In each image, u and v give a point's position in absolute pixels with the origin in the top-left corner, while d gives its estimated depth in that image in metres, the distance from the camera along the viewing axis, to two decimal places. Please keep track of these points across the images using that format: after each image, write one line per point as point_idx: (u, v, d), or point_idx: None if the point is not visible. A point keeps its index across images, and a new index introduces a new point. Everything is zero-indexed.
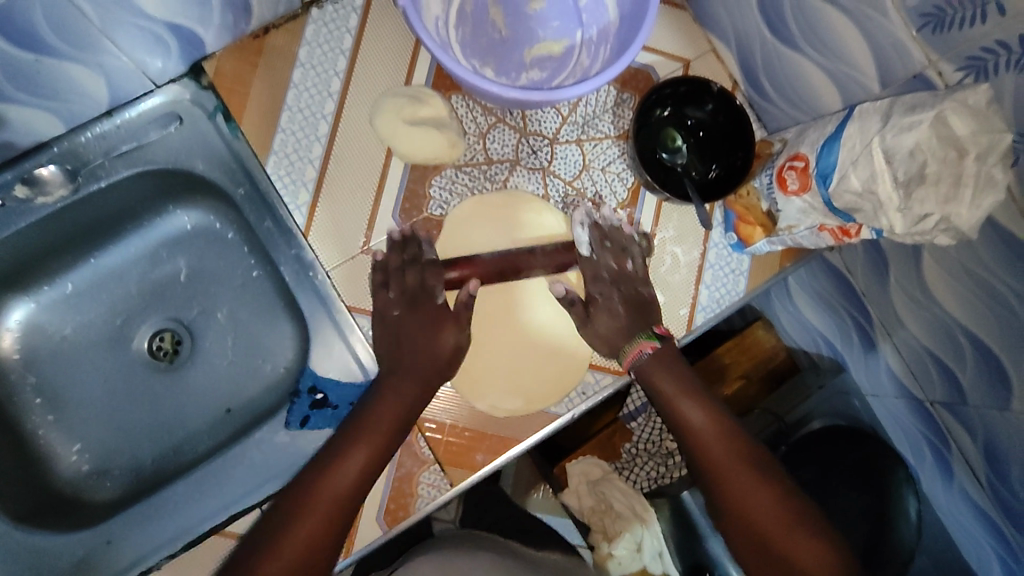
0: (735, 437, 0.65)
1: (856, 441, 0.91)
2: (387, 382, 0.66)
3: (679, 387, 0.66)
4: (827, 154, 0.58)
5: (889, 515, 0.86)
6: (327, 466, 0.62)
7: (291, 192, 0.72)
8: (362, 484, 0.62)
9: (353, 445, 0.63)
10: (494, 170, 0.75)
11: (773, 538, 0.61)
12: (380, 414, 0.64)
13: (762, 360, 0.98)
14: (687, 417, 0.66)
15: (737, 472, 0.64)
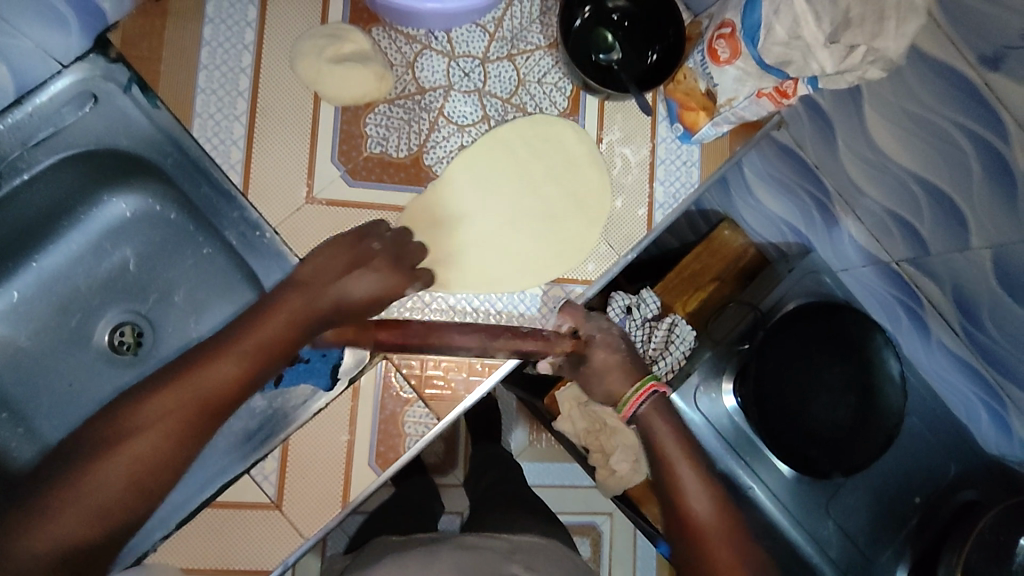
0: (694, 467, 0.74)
1: (827, 314, 0.86)
2: (232, 350, 0.64)
3: (667, 425, 0.75)
4: (752, 11, 0.57)
5: (874, 382, 0.83)
6: (171, 393, 0.62)
7: (223, 154, 0.70)
8: (181, 419, 0.61)
9: (165, 391, 0.62)
10: (429, 98, 0.73)
11: (701, 530, 0.72)
12: (210, 379, 0.63)
13: (732, 260, 0.95)
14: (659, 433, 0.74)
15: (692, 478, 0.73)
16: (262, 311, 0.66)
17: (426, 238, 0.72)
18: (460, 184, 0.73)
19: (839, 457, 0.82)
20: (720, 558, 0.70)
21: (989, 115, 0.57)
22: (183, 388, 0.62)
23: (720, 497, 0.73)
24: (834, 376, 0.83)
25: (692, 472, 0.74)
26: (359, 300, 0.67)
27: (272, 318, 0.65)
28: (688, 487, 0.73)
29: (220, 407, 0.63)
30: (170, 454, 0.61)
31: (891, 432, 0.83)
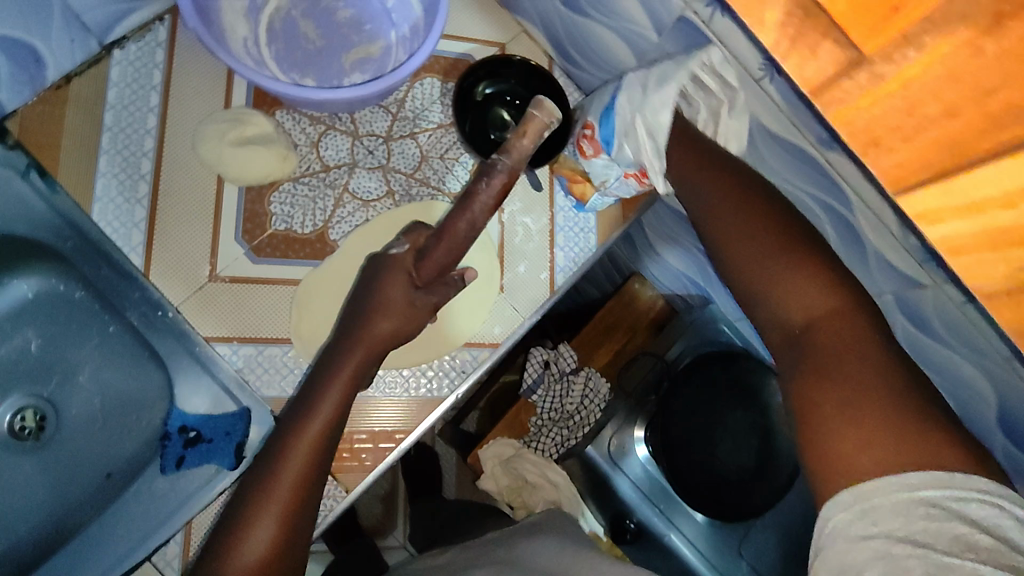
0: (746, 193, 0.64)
1: (725, 363, 0.90)
2: (319, 406, 0.64)
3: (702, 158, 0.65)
4: (608, 122, 0.67)
5: (772, 425, 0.87)
6: (287, 454, 0.62)
7: (124, 237, 0.70)
8: (312, 471, 0.62)
9: (280, 453, 0.63)
10: (334, 175, 0.76)
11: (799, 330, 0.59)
12: (307, 430, 0.63)
13: (644, 312, 0.98)
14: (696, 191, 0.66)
15: (739, 238, 0.64)
16: (298, 415, 0.64)
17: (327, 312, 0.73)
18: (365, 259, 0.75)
19: (747, 498, 0.87)
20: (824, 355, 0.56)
21: (831, 186, 0.61)
22: (291, 446, 0.62)
23: (786, 242, 0.62)
24: (736, 421, 0.88)
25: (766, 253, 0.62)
26: (391, 301, 0.64)
27: (338, 371, 0.65)
28: (764, 260, 0.62)
29: (326, 460, 0.63)
30: (284, 545, 0.60)
31: (792, 470, 0.87)
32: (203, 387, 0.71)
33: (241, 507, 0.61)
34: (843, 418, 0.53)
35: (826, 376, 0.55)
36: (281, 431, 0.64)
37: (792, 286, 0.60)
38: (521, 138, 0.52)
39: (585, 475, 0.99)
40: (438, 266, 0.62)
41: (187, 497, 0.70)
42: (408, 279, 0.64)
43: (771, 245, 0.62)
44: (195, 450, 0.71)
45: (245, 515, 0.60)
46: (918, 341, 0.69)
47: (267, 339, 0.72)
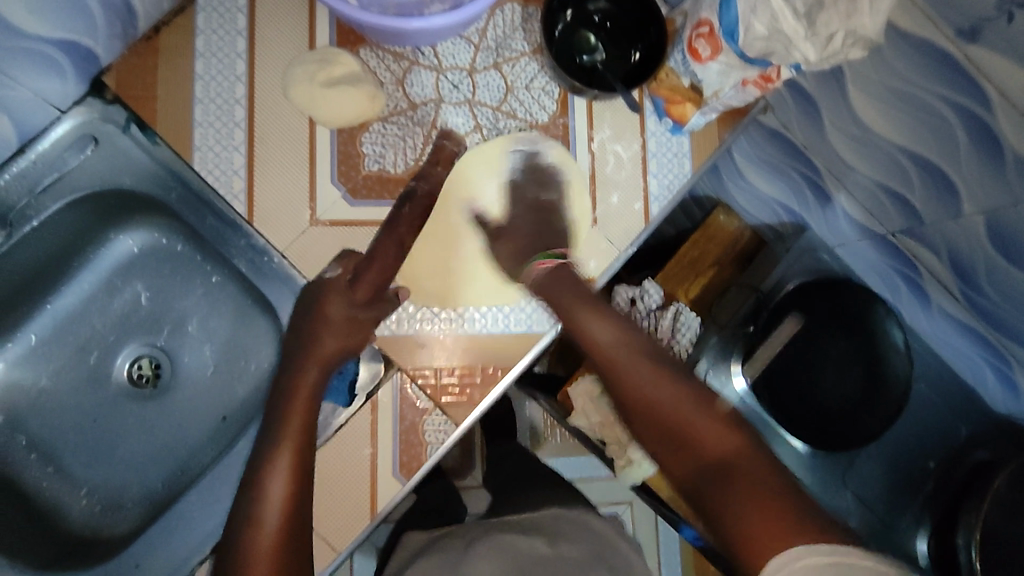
0: (640, 340, 0.65)
1: (829, 291, 0.87)
2: (299, 385, 0.67)
3: (577, 302, 0.67)
4: (728, 11, 0.59)
5: (879, 351, 0.86)
6: (270, 450, 0.63)
7: (225, 184, 0.72)
8: (303, 453, 0.63)
9: (272, 444, 0.64)
10: (422, 113, 0.75)
11: (688, 435, 0.57)
12: (291, 416, 0.65)
13: (727, 246, 0.93)
14: (590, 331, 0.65)
15: (627, 359, 0.63)
16: (281, 404, 0.67)
17: (427, 254, 0.74)
18: (445, 209, 0.75)
19: (856, 429, 0.84)
20: (694, 424, 0.57)
21: (969, 84, 0.58)
22: (281, 435, 0.64)
23: (650, 356, 0.63)
24: (840, 351, 0.86)
25: (660, 381, 0.61)
26: (331, 319, 0.68)
27: (317, 346, 0.68)
28: (639, 374, 0.61)
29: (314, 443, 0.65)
30: (292, 519, 0.60)
31: (902, 399, 0.85)
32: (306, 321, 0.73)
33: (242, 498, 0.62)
34: (750, 507, 0.51)
35: (733, 471, 0.54)
36: (264, 433, 0.65)
37: (677, 445, 0.58)
38: (437, 165, 0.73)
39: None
40: (372, 283, 0.70)
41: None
42: (346, 296, 0.69)
43: (649, 364, 0.62)
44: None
45: (247, 507, 0.60)
46: None
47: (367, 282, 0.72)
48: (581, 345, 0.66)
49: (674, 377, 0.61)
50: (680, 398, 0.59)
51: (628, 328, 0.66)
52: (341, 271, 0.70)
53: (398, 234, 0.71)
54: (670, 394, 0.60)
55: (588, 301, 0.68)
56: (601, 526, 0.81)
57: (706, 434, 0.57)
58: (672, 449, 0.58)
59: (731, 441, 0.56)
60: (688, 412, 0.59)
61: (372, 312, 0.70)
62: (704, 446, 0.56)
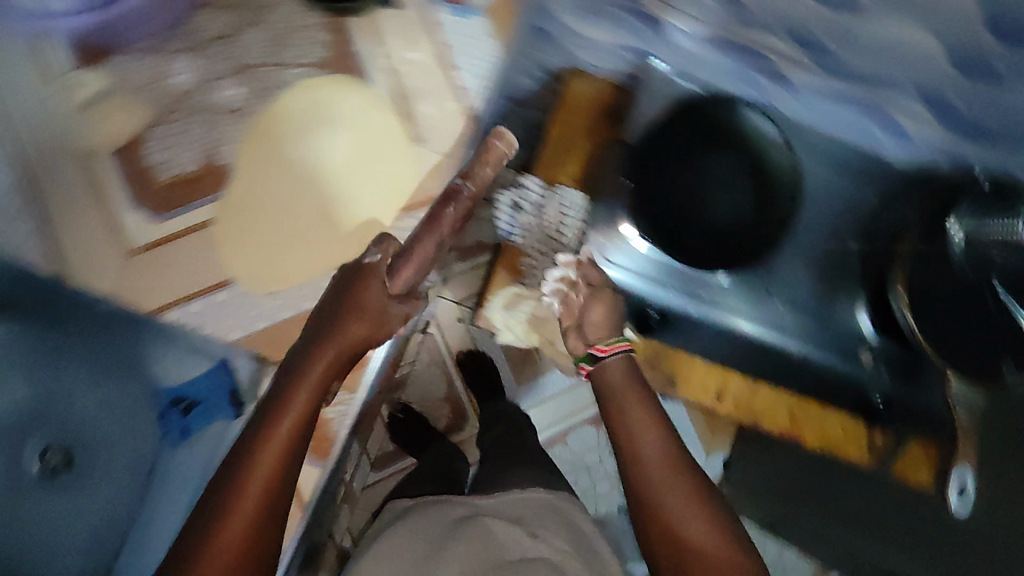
0: (679, 457, 0.81)
1: (696, 114, 0.83)
2: (301, 387, 0.76)
3: (627, 388, 0.84)
4: None
5: (762, 157, 0.84)
6: (256, 459, 0.71)
7: (23, 243, 0.83)
8: (275, 474, 0.72)
9: (258, 447, 0.72)
10: (195, 99, 0.87)
11: (674, 525, 0.77)
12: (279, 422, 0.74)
13: (592, 108, 0.93)
14: (629, 429, 0.82)
15: (663, 479, 0.79)
16: (273, 406, 0.74)
17: (243, 240, 0.87)
18: (242, 209, 0.87)
19: (752, 241, 0.85)
20: (693, 533, 0.77)
21: None
22: (265, 445, 0.72)
23: (676, 465, 0.80)
24: (721, 169, 0.84)
25: (657, 455, 0.81)
26: (369, 306, 0.79)
27: (293, 398, 0.75)
28: (670, 495, 0.78)
29: (295, 458, 0.74)
30: (252, 541, 0.69)
31: (793, 194, 0.84)
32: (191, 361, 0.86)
33: (211, 510, 0.70)
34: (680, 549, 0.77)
35: (698, 563, 0.76)
36: (239, 443, 0.73)
37: (659, 491, 0.79)
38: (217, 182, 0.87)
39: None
40: (414, 275, 0.80)
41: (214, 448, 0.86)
42: (382, 287, 0.80)
43: (678, 479, 0.79)
44: (194, 414, 0.85)
45: (218, 518, 0.69)
46: None
47: (207, 288, 0.87)
48: (626, 449, 0.83)
49: (685, 478, 0.80)
50: (725, 545, 0.76)
51: (672, 437, 0.83)
52: (381, 257, 0.81)
53: (439, 232, 0.79)
54: (652, 442, 0.82)
55: (631, 380, 0.85)
56: (581, 522, 1.03)
57: (694, 539, 0.76)
58: (674, 553, 0.77)
59: (705, 536, 0.76)
60: (672, 502, 0.78)
61: (404, 309, 0.82)
62: (687, 538, 0.77)
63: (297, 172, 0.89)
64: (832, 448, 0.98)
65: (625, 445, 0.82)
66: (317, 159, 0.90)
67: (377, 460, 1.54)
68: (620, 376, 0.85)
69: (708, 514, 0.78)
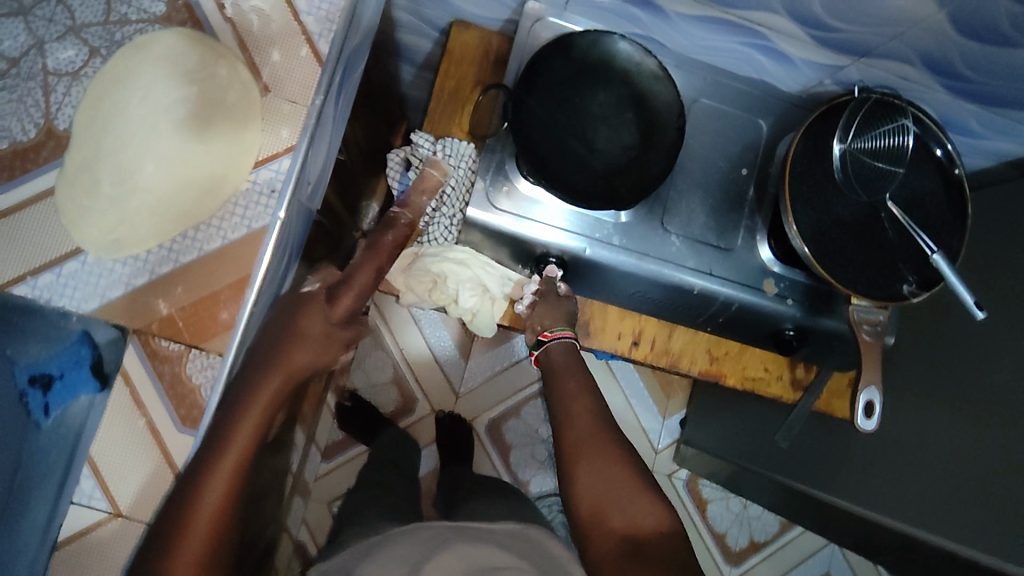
0: (608, 433, 0.82)
1: (564, 53, 0.81)
2: (226, 450, 0.67)
3: (567, 365, 0.88)
4: None
5: (637, 88, 0.82)
6: (202, 501, 0.64)
7: None
8: (210, 548, 0.64)
9: (208, 477, 0.65)
10: (26, 66, 0.70)
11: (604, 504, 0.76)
12: (202, 504, 0.64)
13: (479, 59, 0.93)
14: (559, 398, 0.86)
15: (592, 449, 0.80)
16: (221, 432, 0.68)
17: (88, 205, 0.70)
18: (81, 181, 0.70)
19: (643, 173, 0.81)
20: (614, 500, 0.76)
21: None
22: (186, 527, 0.63)
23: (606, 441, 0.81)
24: (601, 105, 0.82)
25: (610, 468, 0.78)
26: (311, 329, 0.76)
27: (236, 433, 0.67)
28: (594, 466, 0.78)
29: (224, 534, 0.65)
30: None
31: (681, 124, 0.81)
32: (41, 324, 0.70)
33: (161, 547, 0.63)
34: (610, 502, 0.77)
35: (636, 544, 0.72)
36: (183, 488, 0.66)
37: (585, 462, 0.79)
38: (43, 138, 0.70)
39: (506, 241, 0.86)
40: (349, 306, 0.81)
41: (78, 427, 0.71)
42: (325, 312, 0.78)
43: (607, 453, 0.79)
44: (56, 391, 0.71)
45: None
46: None
47: (59, 258, 0.70)
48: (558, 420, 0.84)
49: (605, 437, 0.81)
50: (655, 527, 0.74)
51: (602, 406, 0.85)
52: (320, 284, 0.81)
53: (377, 261, 0.84)
54: (574, 391, 0.86)
55: (573, 368, 0.88)
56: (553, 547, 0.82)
57: (628, 518, 0.75)
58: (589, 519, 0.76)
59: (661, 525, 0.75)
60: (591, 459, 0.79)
61: (348, 333, 0.80)
62: (613, 521, 0.75)
63: (128, 124, 0.71)
64: (754, 386, 0.97)
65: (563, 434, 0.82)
66: (157, 106, 0.72)
67: (326, 450, 1.49)
68: (565, 361, 0.88)
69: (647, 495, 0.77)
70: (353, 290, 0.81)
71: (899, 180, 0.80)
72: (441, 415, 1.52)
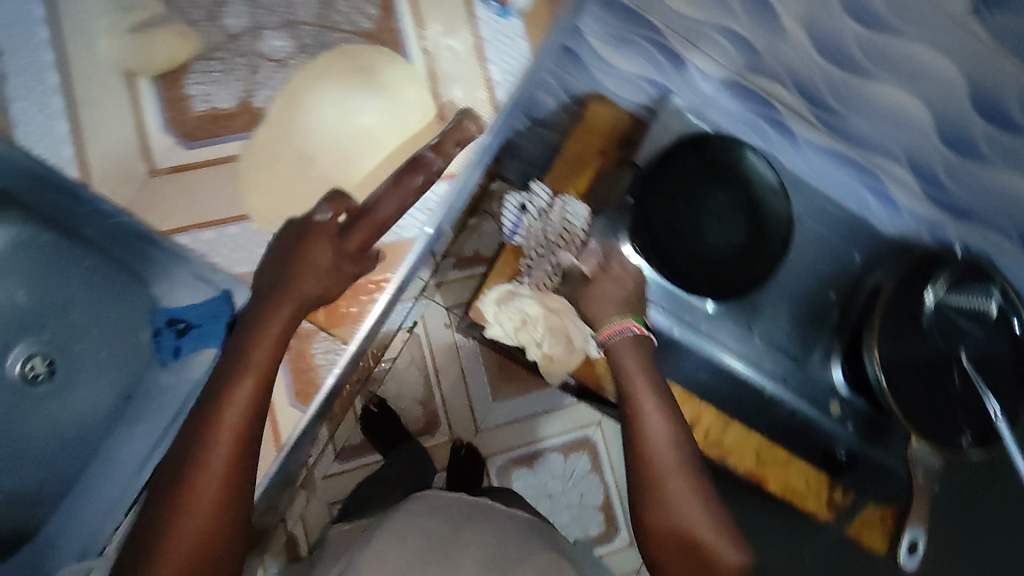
0: (678, 442, 0.79)
1: (696, 148, 0.87)
2: (253, 360, 0.78)
3: (640, 364, 0.83)
4: None
5: (755, 196, 0.87)
6: (215, 424, 0.72)
7: (53, 151, 0.92)
8: (245, 447, 0.72)
9: (238, 377, 0.76)
10: (246, 43, 0.97)
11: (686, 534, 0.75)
12: (211, 412, 0.73)
13: (611, 132, 1.00)
14: (645, 425, 0.80)
15: (671, 475, 0.76)
16: (248, 340, 0.80)
17: (270, 182, 0.97)
18: (266, 155, 0.98)
19: (745, 274, 0.86)
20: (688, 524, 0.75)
21: None
22: (216, 437, 0.71)
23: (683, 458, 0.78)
24: (718, 203, 0.87)
25: (690, 495, 0.76)
26: (319, 261, 0.85)
27: (255, 352, 0.79)
28: (672, 486, 0.76)
29: (252, 434, 0.73)
30: (226, 520, 0.69)
31: (786, 239, 0.87)
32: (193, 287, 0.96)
33: (190, 452, 0.70)
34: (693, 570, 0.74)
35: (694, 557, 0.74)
36: (210, 393, 0.77)
37: (668, 482, 0.76)
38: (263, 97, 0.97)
39: None
40: (362, 240, 0.90)
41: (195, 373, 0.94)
42: (331, 238, 0.88)
43: (682, 475, 0.76)
44: (185, 334, 0.96)
45: (175, 512, 0.67)
46: (872, 44, 0.66)
47: (226, 216, 0.97)
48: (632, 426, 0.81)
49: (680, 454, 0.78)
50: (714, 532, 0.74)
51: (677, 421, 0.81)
52: (332, 212, 0.92)
53: (400, 199, 0.92)
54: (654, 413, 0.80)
55: (648, 371, 0.83)
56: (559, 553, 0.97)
57: (708, 547, 0.74)
58: (666, 546, 0.76)
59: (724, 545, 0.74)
60: (668, 474, 0.76)
61: (355, 266, 0.89)
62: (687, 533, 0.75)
63: (332, 122, 0.98)
64: (792, 497, 0.98)
65: (638, 452, 0.79)
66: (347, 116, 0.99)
67: (342, 450, 1.50)
68: (639, 362, 0.84)
69: (716, 519, 0.75)
70: (372, 222, 0.91)
71: (976, 339, 0.84)
72: (460, 442, 1.54)
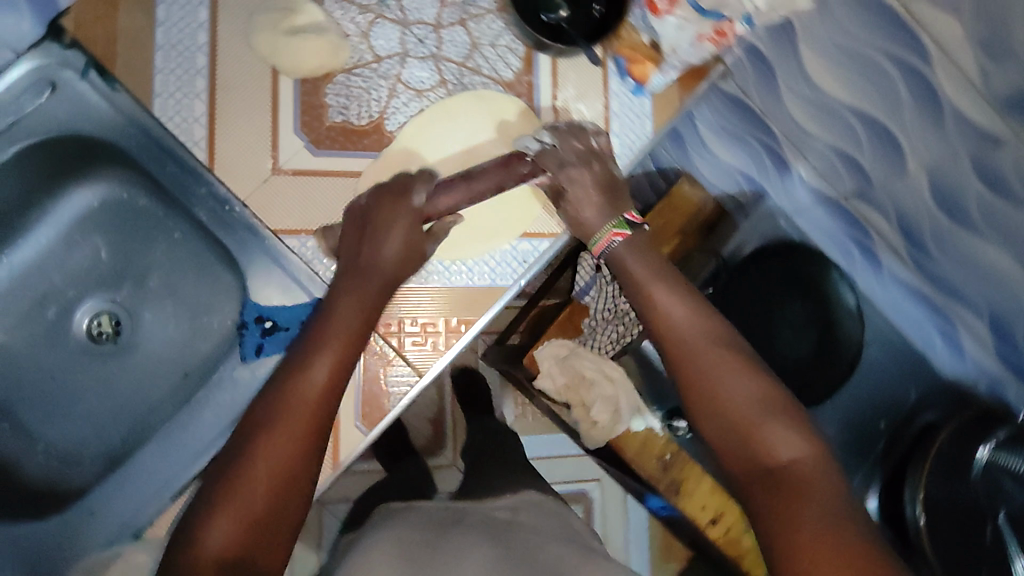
0: (717, 328, 0.62)
1: (786, 255, 0.90)
2: (320, 352, 0.60)
3: (650, 266, 0.67)
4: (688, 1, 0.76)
5: (833, 314, 0.90)
6: (282, 421, 0.54)
7: (185, 131, 0.75)
8: (307, 450, 0.54)
9: (311, 352, 0.60)
10: (386, 66, 0.80)
11: (765, 456, 0.54)
12: (310, 378, 0.57)
13: (696, 216, 0.84)
14: (663, 311, 0.63)
15: (706, 352, 0.59)
16: (314, 336, 0.62)
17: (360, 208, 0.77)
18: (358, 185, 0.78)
19: (810, 386, 0.89)
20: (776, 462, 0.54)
21: (904, 34, 0.61)
22: (285, 408, 0.55)
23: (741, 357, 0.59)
24: (798, 314, 0.89)
25: (785, 429, 0.55)
26: (396, 234, 0.69)
27: (336, 323, 0.63)
28: (735, 391, 0.57)
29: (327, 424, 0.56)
30: (276, 502, 0.52)
31: (852, 364, 0.90)
32: (273, 278, 0.75)
33: (257, 430, 0.54)
34: (802, 527, 0.48)
35: (778, 478, 0.52)
36: (272, 389, 0.57)
37: (760, 413, 0.56)
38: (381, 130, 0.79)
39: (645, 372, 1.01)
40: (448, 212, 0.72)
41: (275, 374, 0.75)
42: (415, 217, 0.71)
43: (744, 372, 0.58)
44: (273, 337, 0.75)
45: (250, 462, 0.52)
46: (993, 208, 0.68)
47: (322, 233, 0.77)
48: (697, 407, 0.59)
49: (766, 395, 0.57)
50: (813, 466, 0.53)
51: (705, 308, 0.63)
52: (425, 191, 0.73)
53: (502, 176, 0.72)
54: (672, 301, 0.64)
55: (658, 270, 0.66)
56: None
57: (775, 445, 0.54)
58: (750, 473, 0.54)
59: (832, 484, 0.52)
60: (757, 417, 0.56)
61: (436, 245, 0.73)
62: (770, 456, 0.54)
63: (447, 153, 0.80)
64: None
65: (716, 407, 0.57)
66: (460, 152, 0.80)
67: None
68: (659, 264, 0.67)
69: (800, 425, 0.55)
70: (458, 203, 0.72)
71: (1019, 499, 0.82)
72: None
